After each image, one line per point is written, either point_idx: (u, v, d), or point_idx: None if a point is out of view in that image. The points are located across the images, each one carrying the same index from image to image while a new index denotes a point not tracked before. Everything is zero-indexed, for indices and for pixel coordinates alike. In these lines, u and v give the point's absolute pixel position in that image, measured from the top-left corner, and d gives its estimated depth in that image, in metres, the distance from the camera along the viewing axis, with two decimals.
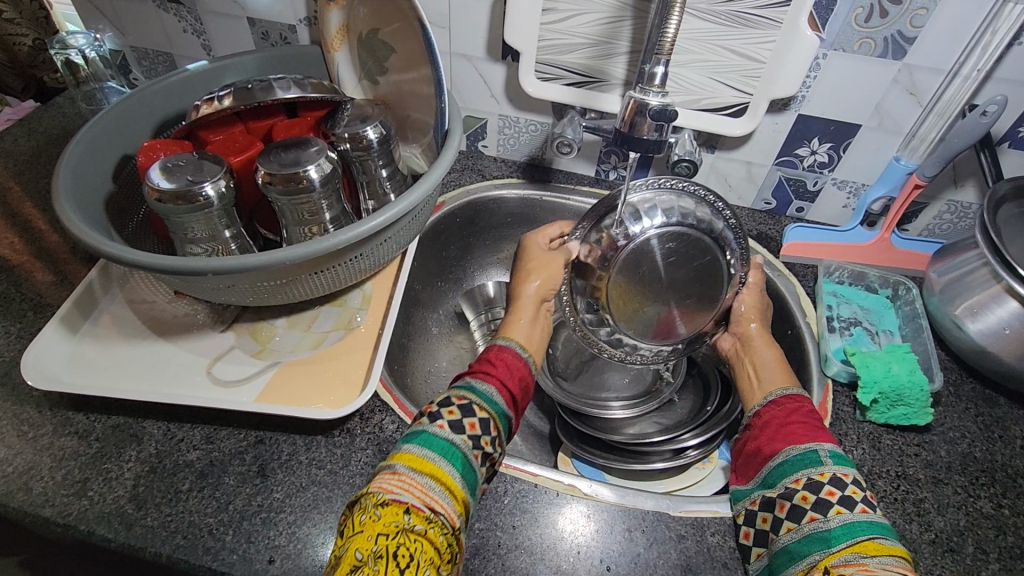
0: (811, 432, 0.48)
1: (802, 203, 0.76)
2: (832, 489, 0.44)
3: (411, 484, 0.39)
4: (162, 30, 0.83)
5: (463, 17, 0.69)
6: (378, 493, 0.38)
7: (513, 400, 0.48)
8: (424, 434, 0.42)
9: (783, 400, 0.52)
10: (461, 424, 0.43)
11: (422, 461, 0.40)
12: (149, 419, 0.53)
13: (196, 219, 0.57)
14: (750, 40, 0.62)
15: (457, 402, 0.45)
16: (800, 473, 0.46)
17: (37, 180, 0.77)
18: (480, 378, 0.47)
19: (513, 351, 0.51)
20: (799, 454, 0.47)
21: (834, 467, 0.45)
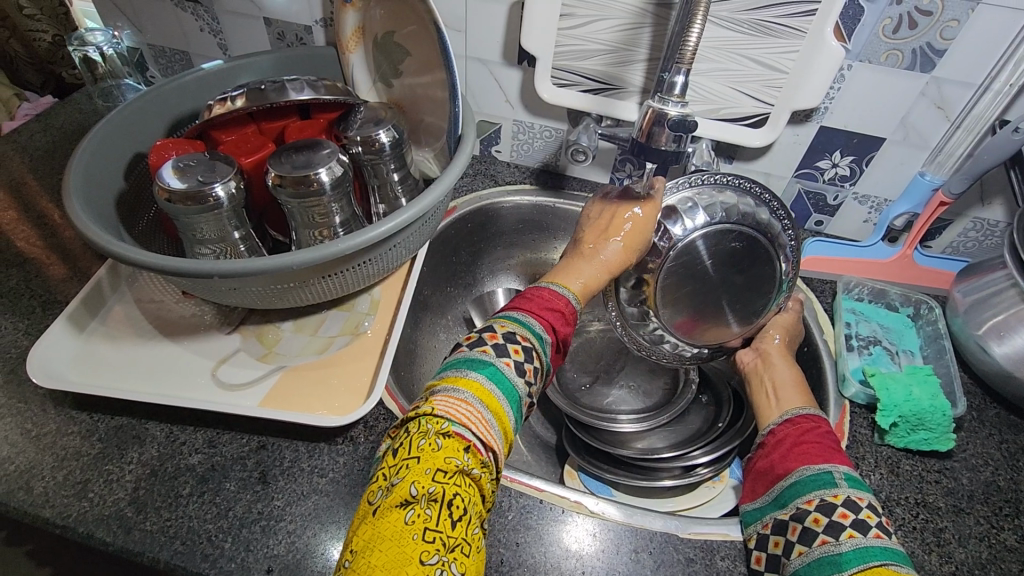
0: (828, 453, 0.46)
1: (822, 216, 0.75)
2: (846, 512, 0.41)
3: (476, 415, 0.38)
4: (179, 29, 0.83)
5: (480, 21, 0.68)
6: (442, 422, 0.37)
7: (559, 350, 0.48)
8: (491, 367, 0.41)
9: (801, 419, 0.49)
10: (523, 368, 0.43)
11: (487, 398, 0.40)
12: (152, 421, 0.53)
13: (206, 220, 0.56)
14: (773, 50, 0.61)
15: (522, 340, 0.44)
16: (811, 494, 0.43)
17: (52, 176, 0.77)
18: (540, 321, 0.46)
19: (570, 304, 0.50)
20: (813, 475, 0.44)
21: (849, 491, 0.42)
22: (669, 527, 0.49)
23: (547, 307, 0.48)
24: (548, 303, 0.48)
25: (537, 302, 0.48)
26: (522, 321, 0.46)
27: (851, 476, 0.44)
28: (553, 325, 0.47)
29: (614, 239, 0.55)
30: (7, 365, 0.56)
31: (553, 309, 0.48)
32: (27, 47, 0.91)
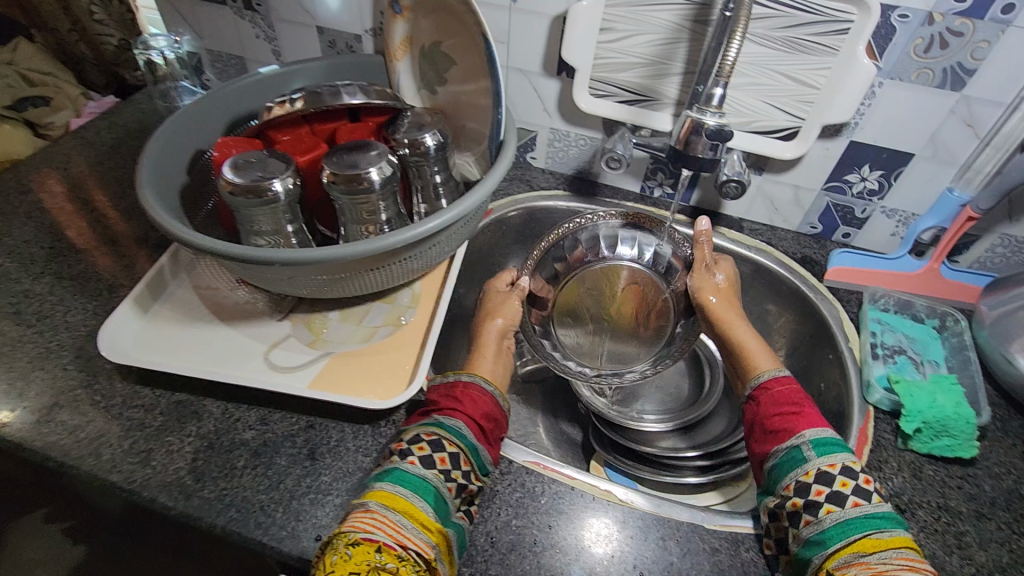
0: (794, 423, 0.50)
1: (849, 229, 0.76)
2: (821, 488, 0.45)
3: (384, 520, 0.41)
4: (237, 35, 0.88)
5: (522, 33, 0.72)
6: (350, 532, 0.40)
7: (483, 433, 0.51)
8: (396, 471, 0.45)
9: (765, 387, 0.54)
10: (431, 459, 0.46)
11: (394, 499, 0.43)
12: (209, 398, 0.57)
13: (264, 212, 0.60)
14: (806, 66, 0.63)
15: (425, 437, 0.48)
16: (788, 478, 0.47)
17: (116, 170, 0.82)
18: (447, 413, 0.50)
19: (479, 386, 0.54)
20: (784, 454, 0.48)
21: (820, 461, 0.46)
22: (696, 517, 0.51)
23: (453, 395, 0.53)
24: (451, 394, 0.53)
25: (444, 398, 0.53)
26: (428, 421, 0.50)
27: (817, 440, 0.48)
28: (470, 416, 0.51)
29: (489, 324, 0.63)
30: (77, 342, 0.60)
31: (461, 395, 0.53)
32: (94, 49, 0.97)
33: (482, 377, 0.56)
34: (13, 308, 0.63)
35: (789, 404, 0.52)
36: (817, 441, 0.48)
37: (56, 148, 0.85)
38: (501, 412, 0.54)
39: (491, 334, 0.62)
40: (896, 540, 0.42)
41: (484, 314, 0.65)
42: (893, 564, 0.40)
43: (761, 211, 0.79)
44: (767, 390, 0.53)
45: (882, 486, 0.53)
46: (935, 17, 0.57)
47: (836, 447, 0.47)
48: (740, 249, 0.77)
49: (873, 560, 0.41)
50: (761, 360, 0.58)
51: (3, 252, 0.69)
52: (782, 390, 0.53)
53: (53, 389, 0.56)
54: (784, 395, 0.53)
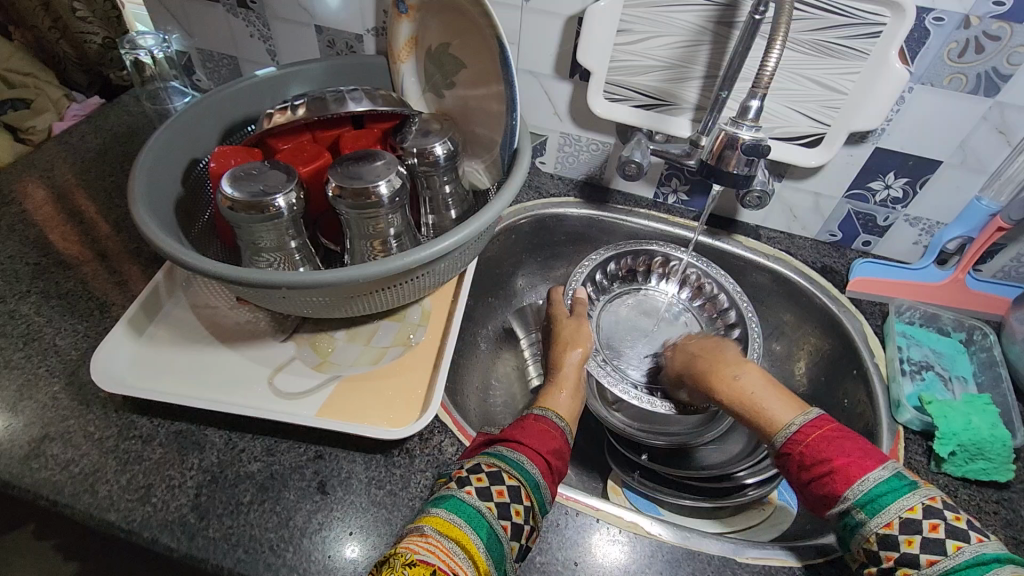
0: (836, 485, 0.44)
1: (870, 237, 0.74)
2: (912, 536, 0.40)
3: (436, 545, 0.39)
4: (229, 34, 0.84)
5: (534, 34, 0.68)
6: (406, 553, 0.38)
7: (548, 469, 0.48)
8: (452, 498, 0.43)
9: (794, 442, 0.47)
10: (488, 491, 0.44)
11: (449, 525, 0.41)
12: (210, 427, 0.53)
13: (266, 228, 0.57)
14: (833, 71, 0.60)
15: (486, 468, 0.46)
16: (857, 543, 0.43)
17: (103, 178, 0.78)
18: (511, 446, 0.48)
19: (550, 420, 0.53)
20: (840, 516, 0.44)
21: (895, 511, 0.41)
22: (727, 549, 0.49)
23: (522, 428, 0.51)
24: (523, 427, 0.51)
25: (514, 428, 0.51)
26: (491, 453, 0.48)
27: (880, 488, 0.42)
28: (537, 453, 0.48)
29: (569, 353, 0.62)
30: (68, 368, 0.57)
31: (529, 427, 0.51)
32: (77, 48, 0.93)
33: (553, 412, 0.54)
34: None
35: (827, 452, 0.45)
36: (874, 496, 0.42)
37: (39, 154, 0.80)
38: (568, 450, 0.52)
39: (571, 365, 0.61)
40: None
41: (562, 343, 0.64)
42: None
43: (779, 218, 0.76)
44: (796, 446, 0.47)
45: None
46: (972, 20, 0.54)
47: (904, 489, 0.42)
48: (758, 258, 0.75)
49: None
50: (774, 406, 0.50)
51: None
52: (812, 437, 0.46)
53: (43, 419, 0.53)
54: (817, 443, 0.46)
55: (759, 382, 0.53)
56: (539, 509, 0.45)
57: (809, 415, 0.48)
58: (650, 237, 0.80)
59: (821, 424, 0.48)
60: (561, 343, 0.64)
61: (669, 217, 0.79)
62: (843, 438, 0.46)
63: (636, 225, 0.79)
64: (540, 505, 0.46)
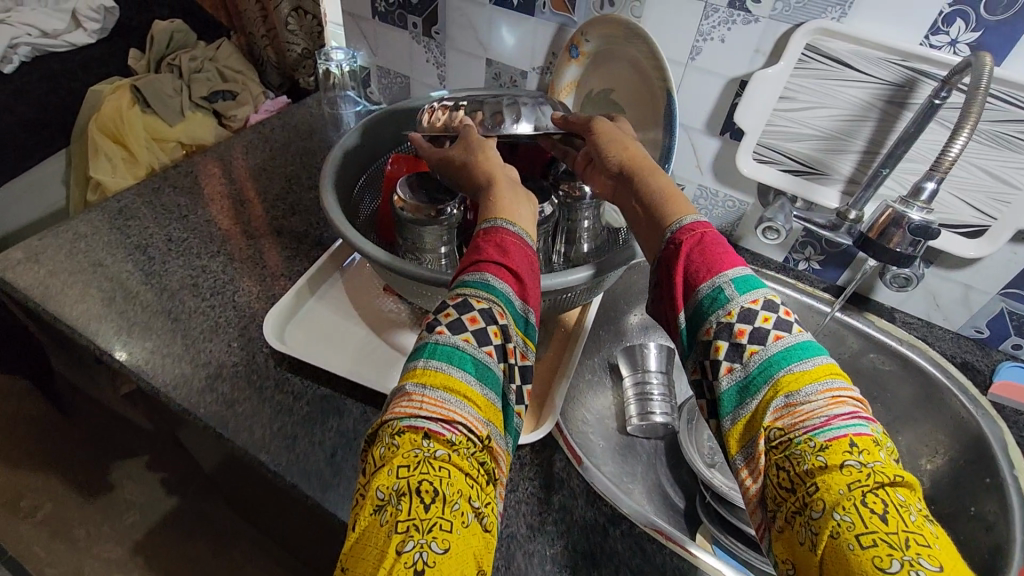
0: (705, 269, 0.44)
1: (1023, 341, 0.69)
2: (744, 327, 0.40)
3: (422, 401, 0.36)
4: (408, 58, 0.95)
5: (694, 91, 0.72)
6: (392, 423, 0.35)
7: (521, 287, 0.45)
8: (428, 346, 0.39)
9: (679, 235, 0.47)
10: (462, 324, 0.40)
11: (432, 376, 0.37)
12: (349, 397, 0.59)
13: (425, 231, 0.63)
14: (1010, 165, 0.58)
15: (451, 302, 0.42)
16: (710, 319, 0.42)
17: (284, 166, 0.90)
18: (474, 269, 0.45)
19: (509, 231, 0.48)
20: (693, 311, 0.43)
21: (740, 300, 0.41)
22: None
23: (485, 246, 0.47)
24: (486, 244, 0.47)
25: (476, 248, 0.48)
26: (476, 282, 0.44)
27: (738, 279, 0.42)
28: (503, 266, 0.45)
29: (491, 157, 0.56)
30: (241, 322, 0.65)
31: (492, 242, 0.47)
32: (279, 55, 1.08)
33: (507, 219, 0.49)
34: (191, 281, 0.70)
35: (705, 252, 0.45)
36: (716, 292, 0.42)
37: (236, 139, 0.94)
38: (532, 250, 0.49)
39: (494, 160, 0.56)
40: (814, 374, 0.36)
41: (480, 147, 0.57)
42: (823, 403, 0.35)
43: (920, 304, 0.73)
44: (681, 238, 0.47)
45: None
46: None
47: (759, 285, 0.42)
48: (892, 341, 0.72)
49: (798, 398, 0.36)
50: (680, 202, 0.50)
51: (186, 228, 0.77)
52: (698, 234, 0.46)
53: (216, 361, 0.61)
54: (699, 250, 0.45)
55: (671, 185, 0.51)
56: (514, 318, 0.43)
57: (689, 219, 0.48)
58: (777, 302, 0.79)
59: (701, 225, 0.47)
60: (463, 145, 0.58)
61: (797, 282, 0.77)
62: (720, 244, 0.46)
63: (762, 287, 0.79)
64: (522, 325, 0.44)
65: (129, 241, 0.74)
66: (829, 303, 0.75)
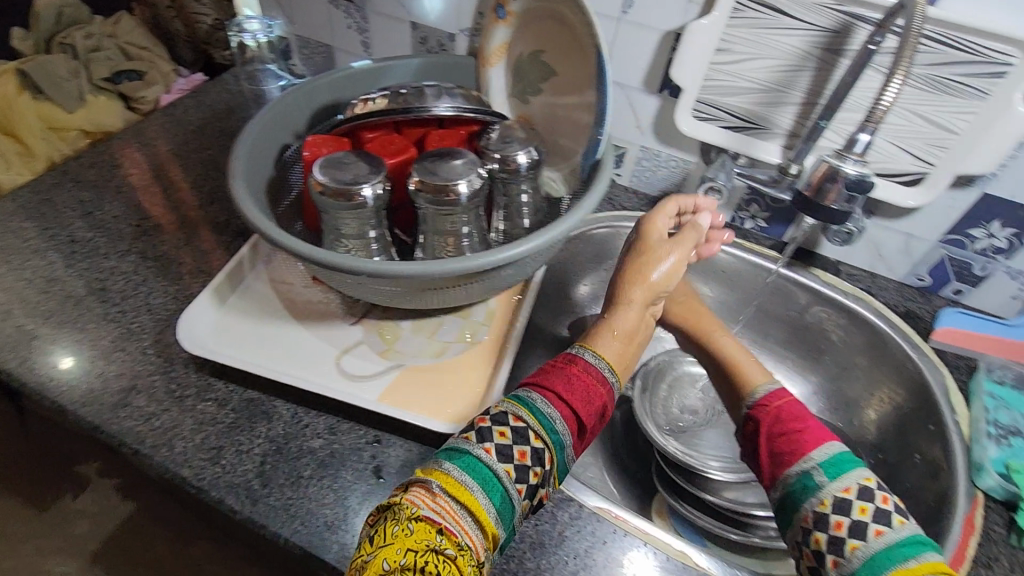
0: (791, 446, 0.46)
1: (962, 286, 0.69)
2: (841, 519, 0.41)
3: (442, 505, 0.40)
4: (329, 24, 0.87)
5: (628, 47, 0.68)
6: (412, 507, 0.40)
7: (578, 429, 0.48)
8: (468, 457, 0.43)
9: (767, 399, 0.51)
10: (510, 454, 0.43)
11: (459, 487, 0.41)
12: (279, 399, 0.56)
13: (349, 216, 0.59)
14: (946, 109, 0.57)
15: (513, 422, 0.45)
16: (805, 508, 0.43)
17: (200, 151, 0.83)
18: (540, 395, 0.48)
19: (597, 370, 0.51)
20: (795, 479, 0.44)
21: (853, 478, 0.43)
22: None
23: (559, 374, 0.50)
24: (565, 372, 0.50)
25: (557, 373, 0.50)
26: (523, 400, 0.47)
27: (827, 461, 0.44)
28: (576, 406, 0.48)
29: (635, 288, 0.57)
30: (157, 327, 0.60)
31: (565, 373, 0.50)
32: (188, 27, 0.98)
33: (604, 363, 0.52)
34: (99, 286, 0.64)
35: (789, 421, 0.48)
36: (824, 467, 0.44)
37: (147, 124, 0.86)
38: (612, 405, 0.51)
39: (637, 299, 0.57)
40: (925, 569, 0.38)
41: (640, 272, 0.58)
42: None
43: (863, 256, 0.73)
44: (768, 403, 0.51)
45: None
46: None
47: (850, 465, 0.44)
48: (835, 295, 0.72)
49: None
50: (721, 334, 0.61)
51: (92, 227, 0.70)
52: (779, 402, 0.51)
53: (130, 372, 0.56)
54: (785, 406, 0.50)
55: (736, 347, 0.59)
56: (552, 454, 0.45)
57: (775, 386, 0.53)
58: (726, 263, 0.78)
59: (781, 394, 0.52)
60: (632, 270, 0.59)
61: (744, 242, 0.76)
62: (802, 409, 0.50)
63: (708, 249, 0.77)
64: (560, 464, 0.46)
65: (26, 246, 0.67)
66: (776, 259, 0.74)
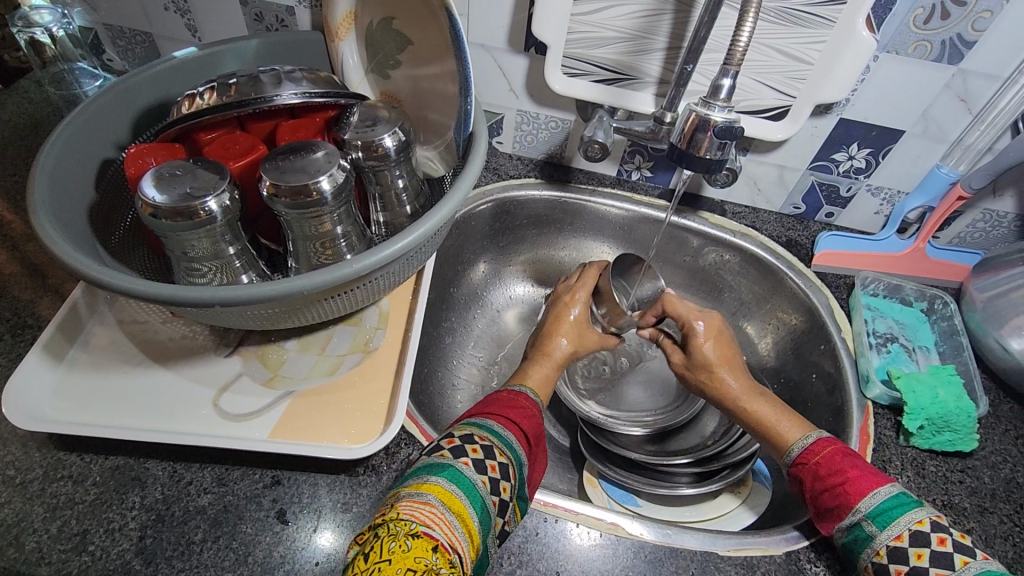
0: (841, 496, 0.47)
1: (833, 208, 0.73)
2: (921, 550, 0.42)
3: (439, 517, 0.40)
4: (140, 8, 0.74)
5: (485, 5, 0.63)
6: (410, 523, 0.38)
7: (529, 448, 0.50)
8: (452, 469, 0.43)
9: (807, 454, 0.51)
10: (484, 465, 0.45)
11: (451, 497, 0.41)
12: (151, 459, 0.48)
13: (197, 236, 0.51)
14: (798, 40, 0.58)
15: (480, 441, 0.47)
16: (864, 559, 0.44)
17: (4, 178, 0.69)
18: (501, 425, 0.49)
19: (530, 398, 0.55)
20: (847, 531, 0.46)
21: (904, 522, 0.44)
22: (708, 544, 0.49)
23: (506, 404, 0.53)
24: (503, 402, 0.53)
25: (491, 404, 0.53)
26: (482, 426, 0.49)
27: (877, 509, 0.45)
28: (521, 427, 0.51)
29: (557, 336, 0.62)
30: None
31: (504, 401, 0.53)
32: None
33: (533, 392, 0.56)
34: None
35: (837, 469, 0.48)
36: (878, 511, 0.45)
37: None
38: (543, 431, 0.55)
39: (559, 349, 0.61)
40: None
41: (551, 330, 0.63)
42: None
43: (744, 193, 0.75)
44: (808, 459, 0.51)
45: None
46: None
47: (909, 505, 0.45)
48: (723, 234, 0.74)
49: None
50: (783, 426, 0.54)
51: None
52: (824, 453, 0.50)
53: None
54: (830, 458, 0.50)
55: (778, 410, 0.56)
56: (516, 465, 0.47)
57: (815, 435, 0.52)
58: (619, 217, 0.77)
59: (826, 443, 0.51)
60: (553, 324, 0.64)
61: (633, 195, 0.76)
62: (850, 458, 0.49)
63: (600, 206, 0.76)
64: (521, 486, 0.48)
65: None
66: (664, 209, 0.75)
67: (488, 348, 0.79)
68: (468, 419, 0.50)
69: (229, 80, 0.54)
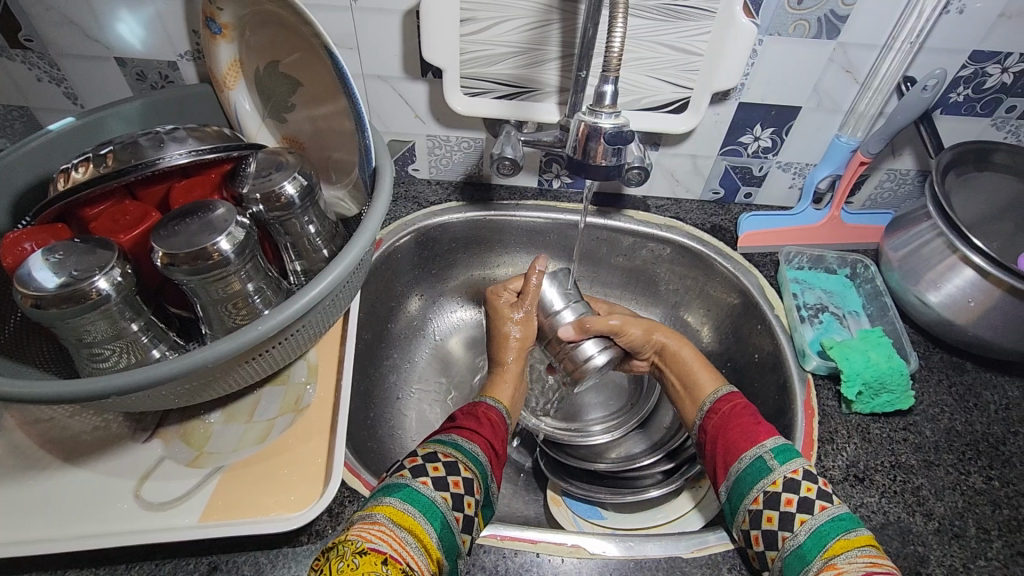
0: (741, 441, 0.51)
1: (750, 188, 0.75)
2: (790, 496, 0.46)
3: (389, 534, 0.39)
4: (10, 83, 0.69)
5: (374, 36, 0.62)
6: (356, 542, 0.38)
7: (494, 456, 0.52)
8: (408, 489, 0.43)
9: (711, 412, 0.55)
10: (444, 482, 0.45)
11: (403, 515, 0.41)
12: (70, 570, 0.45)
13: (91, 320, 0.47)
14: (684, 33, 0.59)
15: (443, 458, 0.47)
16: (756, 490, 0.48)
17: None
18: (466, 436, 0.51)
19: (497, 411, 0.57)
20: (740, 475, 0.49)
21: (783, 471, 0.47)
22: (671, 549, 0.48)
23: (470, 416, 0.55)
24: (472, 413, 0.55)
25: (466, 416, 0.55)
26: (446, 442, 0.49)
27: (776, 448, 0.49)
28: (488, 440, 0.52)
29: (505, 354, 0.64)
30: None
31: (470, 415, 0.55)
32: None
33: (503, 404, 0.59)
34: None
35: (733, 422, 0.53)
36: (759, 462, 0.49)
37: None
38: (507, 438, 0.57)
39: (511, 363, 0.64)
40: (862, 541, 0.42)
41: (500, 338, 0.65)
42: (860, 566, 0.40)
43: (662, 185, 0.75)
44: (712, 416, 0.55)
45: (837, 460, 0.54)
46: None
47: (790, 455, 0.48)
48: (652, 230, 0.74)
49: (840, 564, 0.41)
50: (705, 377, 0.60)
51: None
52: (728, 408, 0.55)
53: None
54: (730, 411, 0.54)
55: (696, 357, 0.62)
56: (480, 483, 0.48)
57: (725, 389, 0.57)
58: (546, 227, 0.76)
59: (731, 398, 0.56)
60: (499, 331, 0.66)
61: (556, 204, 0.76)
62: (746, 412, 0.54)
63: (526, 218, 0.75)
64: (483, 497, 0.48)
65: None
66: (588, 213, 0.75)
67: (437, 379, 0.77)
68: (431, 437, 0.51)
69: (104, 149, 0.51)
